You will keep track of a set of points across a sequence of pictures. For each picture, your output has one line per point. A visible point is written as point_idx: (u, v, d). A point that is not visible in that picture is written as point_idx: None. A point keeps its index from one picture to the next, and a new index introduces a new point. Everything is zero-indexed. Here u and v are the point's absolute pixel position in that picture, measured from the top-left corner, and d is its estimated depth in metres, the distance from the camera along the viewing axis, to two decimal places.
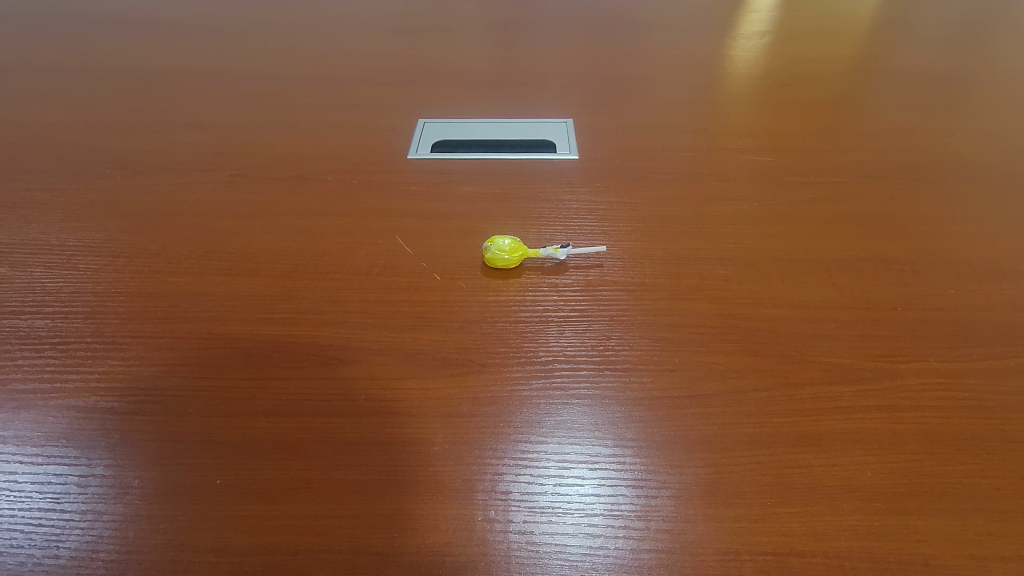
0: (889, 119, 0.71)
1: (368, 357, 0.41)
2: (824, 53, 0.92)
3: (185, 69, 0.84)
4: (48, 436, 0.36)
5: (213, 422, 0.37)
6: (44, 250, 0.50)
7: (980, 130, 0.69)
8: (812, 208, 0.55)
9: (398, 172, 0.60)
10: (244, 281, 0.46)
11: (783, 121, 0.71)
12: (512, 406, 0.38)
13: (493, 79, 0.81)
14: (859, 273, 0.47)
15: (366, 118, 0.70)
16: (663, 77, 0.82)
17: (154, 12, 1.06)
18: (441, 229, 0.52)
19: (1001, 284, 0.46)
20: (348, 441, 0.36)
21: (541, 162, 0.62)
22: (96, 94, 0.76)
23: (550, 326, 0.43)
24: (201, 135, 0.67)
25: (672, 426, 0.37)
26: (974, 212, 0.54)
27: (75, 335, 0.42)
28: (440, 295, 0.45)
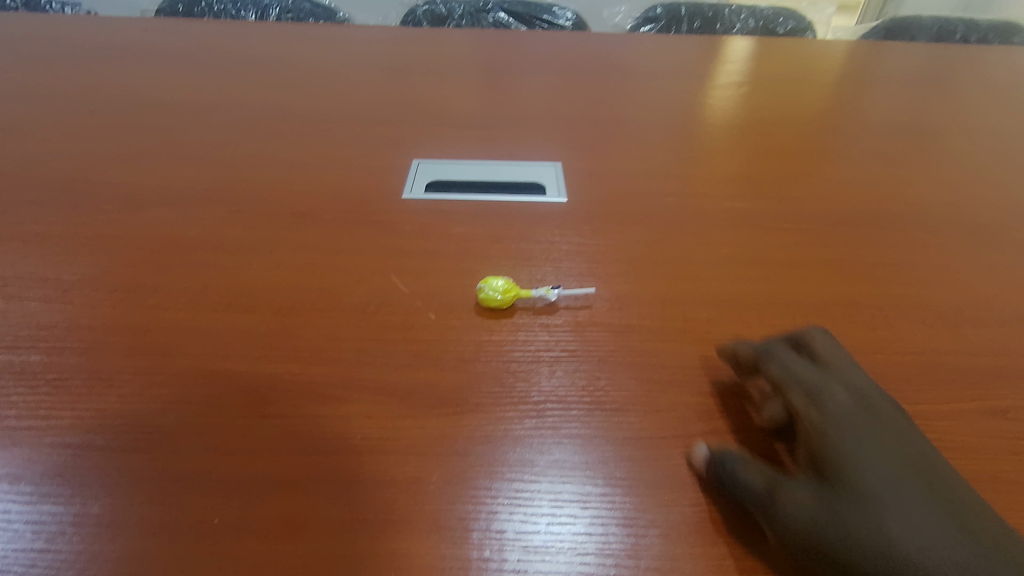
0: (860, 167, 0.75)
1: (364, 395, 0.42)
2: (798, 102, 0.97)
3: (183, 103, 0.85)
4: (44, 474, 0.36)
5: (209, 460, 0.37)
6: (39, 284, 0.50)
7: (945, 181, 0.73)
8: (789, 252, 0.58)
9: (393, 211, 0.62)
10: (242, 318, 0.47)
11: (760, 167, 0.74)
12: (505, 445, 0.39)
13: (485, 121, 0.84)
14: (835, 318, 0.50)
15: (362, 157, 0.72)
16: (648, 121, 0.86)
17: (150, 46, 1.08)
18: (435, 268, 0.54)
19: (966, 330, 0.49)
20: (346, 479, 0.37)
21: (531, 203, 0.64)
22: (94, 127, 0.77)
23: (541, 366, 0.45)
24: (199, 169, 0.68)
25: (660, 465, 0.38)
26: (939, 260, 0.58)
27: (70, 371, 0.42)
28: (435, 333, 0.47)
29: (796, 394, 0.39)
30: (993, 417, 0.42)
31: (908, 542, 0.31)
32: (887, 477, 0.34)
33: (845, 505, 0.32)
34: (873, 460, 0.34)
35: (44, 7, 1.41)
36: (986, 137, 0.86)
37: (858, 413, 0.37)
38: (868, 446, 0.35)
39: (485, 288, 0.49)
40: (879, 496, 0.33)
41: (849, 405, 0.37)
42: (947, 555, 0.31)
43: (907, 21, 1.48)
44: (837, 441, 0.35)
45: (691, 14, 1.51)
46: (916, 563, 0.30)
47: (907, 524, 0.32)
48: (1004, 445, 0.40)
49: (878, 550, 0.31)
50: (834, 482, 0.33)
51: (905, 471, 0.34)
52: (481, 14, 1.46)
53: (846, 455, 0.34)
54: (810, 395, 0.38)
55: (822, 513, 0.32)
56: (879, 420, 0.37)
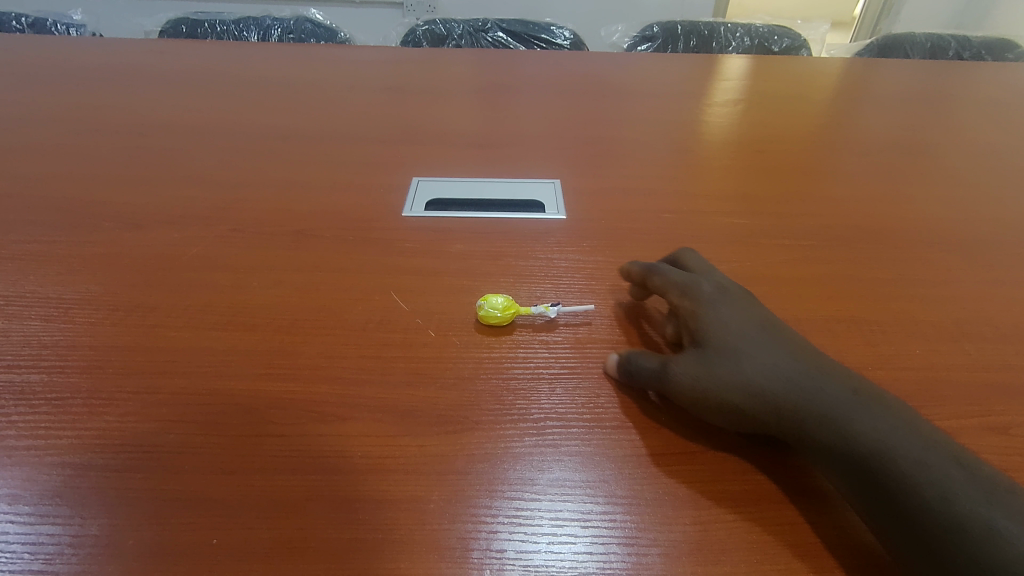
0: (857, 183, 0.76)
1: (364, 413, 0.42)
2: (793, 119, 0.98)
3: (185, 123, 0.86)
4: (42, 495, 0.36)
5: (208, 480, 0.37)
6: (40, 303, 0.50)
7: (942, 196, 0.74)
8: (787, 268, 0.58)
9: (393, 229, 0.62)
10: (242, 337, 0.47)
11: (757, 184, 0.75)
12: (505, 463, 0.39)
13: (484, 139, 0.85)
14: (834, 334, 0.50)
15: (363, 175, 0.73)
16: (645, 139, 0.87)
17: (153, 66, 1.09)
18: (434, 286, 0.54)
19: (966, 345, 0.49)
20: (345, 499, 0.37)
21: (530, 221, 0.65)
22: (97, 147, 0.78)
23: (541, 383, 0.45)
24: (200, 189, 0.68)
25: (661, 483, 0.38)
26: (937, 275, 0.58)
27: (70, 391, 0.42)
28: (435, 351, 0.47)
29: (673, 295, 0.47)
30: (995, 433, 0.42)
31: (762, 376, 0.39)
32: (744, 335, 0.42)
33: (714, 358, 0.41)
34: (733, 326, 0.43)
35: (49, 29, 1.43)
36: (981, 153, 0.87)
37: (720, 296, 0.46)
38: (728, 315, 0.44)
39: (485, 304, 0.49)
40: (737, 348, 0.41)
41: (711, 292, 0.46)
42: (796, 383, 0.38)
43: (900, 38, 1.50)
44: (704, 318, 0.44)
45: (687, 33, 1.53)
46: (771, 392, 0.38)
47: (763, 364, 0.40)
48: (1007, 460, 0.40)
49: (741, 385, 0.39)
50: (704, 344, 0.42)
51: (760, 330, 0.43)
52: (480, 34, 1.48)
53: (710, 325, 0.43)
54: (682, 290, 0.47)
55: (697, 367, 0.40)
56: (740, 301, 0.46)
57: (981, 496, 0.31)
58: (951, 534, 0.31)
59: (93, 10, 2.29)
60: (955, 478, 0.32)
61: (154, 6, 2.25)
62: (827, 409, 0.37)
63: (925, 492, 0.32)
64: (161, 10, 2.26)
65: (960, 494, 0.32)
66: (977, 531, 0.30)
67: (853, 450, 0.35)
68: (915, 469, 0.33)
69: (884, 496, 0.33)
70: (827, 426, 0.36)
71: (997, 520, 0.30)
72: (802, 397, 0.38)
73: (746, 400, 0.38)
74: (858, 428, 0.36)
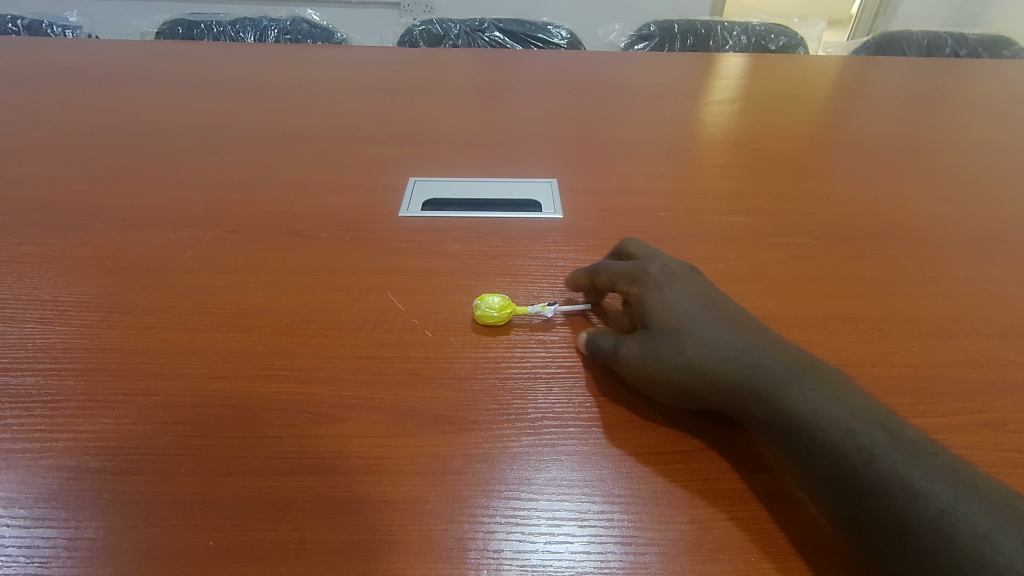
0: (854, 181, 0.76)
1: (361, 414, 0.42)
2: (790, 117, 0.98)
3: (181, 124, 0.86)
4: (38, 498, 0.36)
5: (205, 482, 0.37)
6: (36, 305, 0.50)
7: (938, 194, 0.74)
8: (784, 266, 0.58)
9: (390, 229, 0.62)
10: (239, 338, 0.47)
11: (754, 182, 0.75)
12: (502, 463, 0.39)
13: (481, 139, 0.85)
14: (831, 331, 0.50)
15: (359, 176, 0.73)
16: (642, 138, 0.87)
17: (149, 68, 1.09)
18: (431, 286, 0.54)
19: (963, 342, 0.49)
20: (342, 500, 0.37)
21: (527, 220, 0.65)
22: (93, 149, 0.78)
23: (538, 383, 0.45)
24: (197, 190, 0.68)
25: (658, 482, 0.38)
26: (933, 273, 0.58)
27: (65, 393, 0.42)
28: (432, 351, 0.47)
29: (621, 281, 0.47)
30: (992, 430, 0.42)
31: (703, 354, 0.39)
32: (688, 312, 0.42)
33: (658, 340, 0.41)
34: (677, 305, 0.43)
35: (45, 31, 1.43)
36: (978, 150, 0.87)
37: (666, 277, 0.45)
38: (674, 294, 0.43)
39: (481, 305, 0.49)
40: (684, 327, 0.41)
41: (659, 273, 0.46)
42: (736, 359, 0.39)
43: (896, 36, 1.50)
44: (649, 299, 0.44)
45: (684, 32, 1.53)
46: (712, 370, 0.39)
47: (705, 343, 0.40)
48: (1004, 456, 0.40)
49: (684, 365, 0.40)
50: (649, 326, 0.42)
51: (704, 308, 0.43)
52: (477, 34, 1.48)
53: (655, 307, 0.43)
54: (629, 275, 0.47)
55: (644, 350, 0.41)
56: (687, 279, 0.46)
57: (905, 460, 0.32)
58: (877, 499, 0.32)
59: (89, 12, 2.28)
60: (882, 444, 0.33)
61: (150, 8, 2.25)
62: (765, 384, 0.38)
63: (854, 459, 0.33)
64: (157, 11, 2.26)
65: (886, 459, 0.33)
66: (900, 493, 0.31)
67: (788, 422, 0.36)
68: (846, 438, 0.34)
69: (818, 466, 0.34)
70: (765, 402, 0.37)
71: (917, 482, 0.31)
72: (742, 373, 0.38)
73: (689, 380, 0.39)
74: (793, 403, 0.36)
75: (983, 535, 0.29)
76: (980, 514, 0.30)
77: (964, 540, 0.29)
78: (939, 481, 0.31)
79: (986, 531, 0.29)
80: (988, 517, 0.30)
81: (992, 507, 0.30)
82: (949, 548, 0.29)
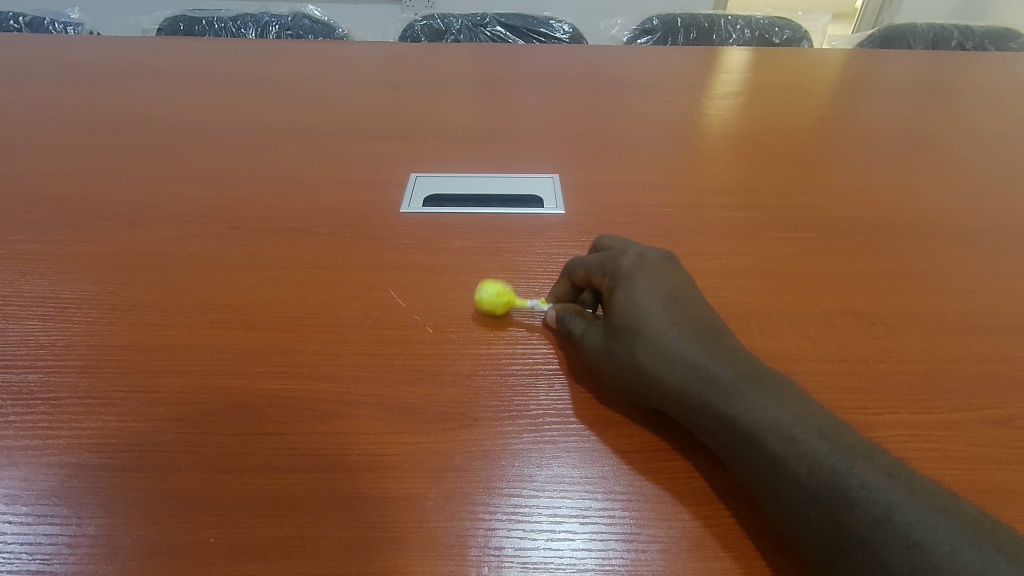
0: (858, 175, 0.76)
1: (362, 410, 0.41)
2: (794, 111, 0.97)
3: (183, 120, 0.86)
4: (40, 495, 0.36)
5: (206, 479, 0.37)
6: (38, 302, 0.50)
7: (944, 188, 0.73)
8: (787, 261, 0.58)
9: (391, 225, 0.62)
10: (240, 335, 0.47)
11: (757, 177, 0.75)
12: (504, 460, 0.39)
13: (483, 134, 0.85)
14: (835, 327, 0.50)
15: (361, 172, 0.73)
16: (645, 132, 0.87)
17: (150, 64, 1.09)
18: (432, 282, 0.54)
19: (969, 337, 0.49)
20: (343, 497, 0.37)
21: (529, 216, 0.65)
22: (95, 146, 0.78)
23: (539, 379, 0.44)
24: (198, 187, 0.68)
25: (660, 479, 0.38)
26: (939, 267, 0.58)
27: (67, 390, 0.42)
28: (433, 348, 0.47)
29: (595, 273, 0.46)
30: (997, 426, 0.41)
31: (654, 355, 0.39)
32: (649, 307, 0.41)
33: (617, 339, 0.42)
34: (640, 299, 0.42)
35: (47, 28, 1.42)
36: (984, 143, 0.86)
37: (637, 267, 0.44)
38: (637, 287, 0.42)
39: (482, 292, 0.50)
40: (641, 329, 0.41)
41: (630, 265, 0.44)
42: (687, 359, 0.39)
43: (902, 29, 1.49)
44: (615, 294, 0.43)
45: (687, 26, 1.52)
46: (660, 374, 0.39)
47: (660, 342, 0.40)
48: (1010, 452, 0.40)
49: (637, 365, 0.40)
50: (611, 323, 0.42)
51: (667, 301, 0.42)
52: (478, 29, 1.48)
53: (619, 302, 0.42)
54: (602, 267, 0.46)
55: (605, 348, 0.42)
56: (658, 269, 0.44)
57: (843, 468, 0.32)
58: (816, 507, 0.31)
59: (90, 8, 2.28)
60: (820, 452, 0.33)
61: (151, 4, 2.25)
62: (712, 385, 0.37)
63: (793, 468, 0.33)
64: (159, 7, 2.26)
65: (824, 467, 0.32)
66: (837, 503, 0.31)
67: (731, 427, 0.36)
68: (786, 445, 0.33)
69: (760, 471, 0.34)
70: (711, 407, 0.37)
71: (853, 492, 0.31)
72: (690, 374, 0.38)
73: (643, 380, 0.40)
74: (735, 412, 0.36)
75: (914, 546, 0.28)
76: (913, 523, 0.29)
77: (896, 550, 0.29)
78: (876, 489, 0.31)
79: (919, 540, 0.28)
80: (921, 525, 0.29)
81: (926, 514, 0.29)
82: (882, 559, 0.29)
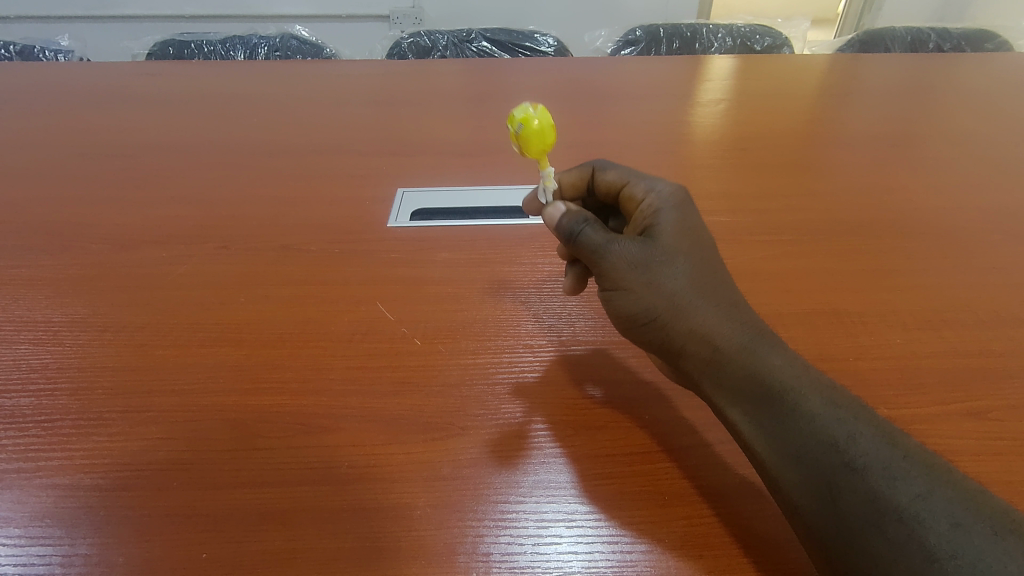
0: (839, 177, 0.77)
1: (351, 423, 0.42)
2: (775, 116, 0.99)
3: (172, 142, 0.87)
4: (32, 516, 0.37)
5: (197, 496, 0.38)
6: (30, 326, 0.51)
7: (922, 187, 0.74)
8: (769, 263, 0.59)
9: (379, 240, 0.63)
10: (230, 353, 0.48)
11: (739, 181, 0.76)
12: (491, 467, 0.39)
13: (469, 147, 0.86)
14: (815, 326, 0.51)
15: (349, 188, 0.74)
16: (628, 141, 0.88)
17: (139, 88, 1.10)
18: (420, 295, 0.55)
19: (947, 332, 0.50)
20: (332, 509, 0.37)
21: (515, 226, 0.66)
22: (85, 170, 0.79)
23: (526, 387, 0.45)
24: (188, 207, 0.69)
25: (645, 480, 0.39)
26: (917, 265, 0.59)
27: (59, 413, 0.43)
28: (421, 359, 0.47)
29: (636, 182, 0.50)
30: (973, 418, 0.42)
31: (690, 288, 0.40)
32: (693, 248, 0.42)
33: (658, 259, 0.41)
34: (686, 236, 0.43)
35: (37, 56, 1.44)
36: (961, 143, 0.87)
37: (685, 209, 0.46)
38: (684, 227, 0.44)
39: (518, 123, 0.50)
40: (682, 262, 0.41)
41: (678, 207, 0.46)
42: (725, 302, 0.40)
43: (881, 33, 1.52)
44: (662, 221, 0.44)
45: (670, 36, 1.54)
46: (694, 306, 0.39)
47: (703, 278, 0.41)
48: (987, 444, 0.40)
49: (675, 290, 0.40)
50: (655, 242, 0.42)
51: (707, 253, 0.43)
52: (465, 44, 1.50)
53: (667, 230, 0.43)
54: (646, 179, 0.49)
55: (640, 260, 0.41)
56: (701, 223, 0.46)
57: (884, 441, 0.32)
58: (851, 473, 0.31)
59: (81, 36, 2.30)
60: (860, 422, 0.33)
61: (140, 28, 2.27)
62: (752, 333, 0.38)
63: (833, 430, 0.32)
64: (148, 33, 2.28)
65: (865, 436, 0.32)
66: (877, 474, 0.30)
67: (767, 375, 0.36)
68: (826, 405, 0.34)
69: (792, 424, 0.34)
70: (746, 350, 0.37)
71: (895, 463, 0.31)
72: (729, 318, 0.39)
73: (677, 305, 0.39)
74: (773, 364, 0.36)
75: (956, 525, 0.28)
76: (955, 503, 0.29)
77: (938, 527, 0.28)
78: (917, 466, 0.30)
79: (962, 520, 0.28)
80: (963, 505, 0.29)
81: (966, 496, 0.29)
82: (921, 535, 0.28)
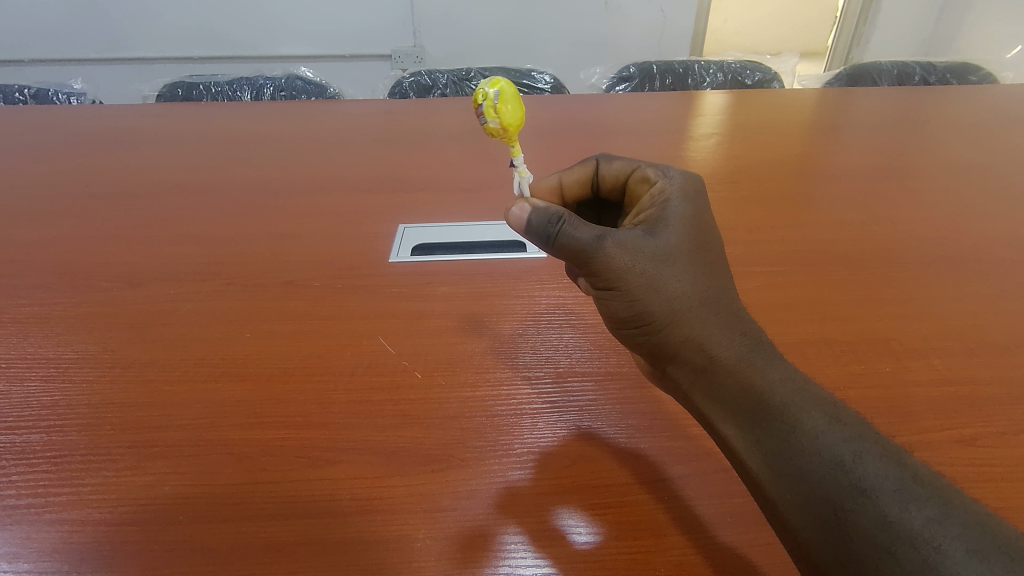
0: (828, 209, 0.79)
1: (353, 456, 0.43)
2: (765, 150, 1.02)
3: (180, 182, 0.90)
4: (40, 552, 0.37)
5: (202, 530, 0.38)
6: (41, 363, 0.52)
7: (909, 218, 0.76)
8: (760, 294, 0.61)
9: (380, 275, 0.65)
10: (234, 388, 0.49)
11: (731, 214, 0.78)
12: (490, 499, 0.40)
13: (468, 183, 0.89)
14: (805, 357, 0.52)
15: (351, 224, 0.76)
16: None
17: (149, 129, 1.14)
18: (420, 329, 0.56)
19: (935, 359, 0.51)
20: (335, 541, 0.38)
21: (513, 260, 0.67)
22: (95, 210, 0.81)
23: (523, 419, 0.46)
24: (196, 245, 0.71)
25: (638, 509, 0.39)
26: (905, 294, 0.60)
27: (69, 448, 0.44)
28: (421, 392, 0.49)
29: (650, 172, 0.50)
30: (963, 445, 0.43)
31: (691, 298, 0.41)
32: (698, 253, 0.43)
33: (655, 264, 0.41)
34: (685, 234, 0.43)
35: (51, 98, 1.49)
36: (947, 174, 0.90)
37: (685, 203, 0.46)
38: (681, 225, 0.44)
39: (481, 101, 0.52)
40: (686, 268, 0.42)
41: (687, 203, 0.46)
42: (726, 314, 0.41)
43: (867, 67, 1.56)
44: (670, 219, 0.44)
45: (663, 72, 1.59)
46: (693, 317, 0.40)
47: (701, 281, 0.42)
48: (975, 470, 0.41)
49: (673, 296, 0.41)
50: (654, 241, 0.42)
51: (712, 256, 0.44)
52: (465, 82, 1.54)
53: (665, 227, 0.43)
54: (654, 165, 0.51)
55: (637, 263, 0.41)
56: (710, 218, 0.46)
57: (892, 464, 0.32)
58: (861, 496, 0.31)
59: (92, 78, 2.37)
60: (870, 443, 0.34)
61: (150, 70, 2.34)
62: (750, 348, 0.39)
63: (841, 451, 0.33)
64: (157, 74, 2.36)
65: (875, 457, 0.33)
66: (888, 498, 0.31)
67: (768, 390, 0.37)
68: (831, 424, 0.35)
69: (796, 442, 0.34)
70: (745, 363, 0.38)
71: (906, 487, 0.31)
72: (729, 331, 0.40)
73: (678, 312, 0.40)
74: (776, 380, 0.37)
75: (973, 552, 0.28)
76: (970, 529, 0.29)
77: (956, 555, 0.28)
78: (928, 490, 0.31)
79: (979, 546, 0.29)
80: (978, 531, 0.29)
81: (980, 522, 0.30)
82: (938, 563, 0.28)
